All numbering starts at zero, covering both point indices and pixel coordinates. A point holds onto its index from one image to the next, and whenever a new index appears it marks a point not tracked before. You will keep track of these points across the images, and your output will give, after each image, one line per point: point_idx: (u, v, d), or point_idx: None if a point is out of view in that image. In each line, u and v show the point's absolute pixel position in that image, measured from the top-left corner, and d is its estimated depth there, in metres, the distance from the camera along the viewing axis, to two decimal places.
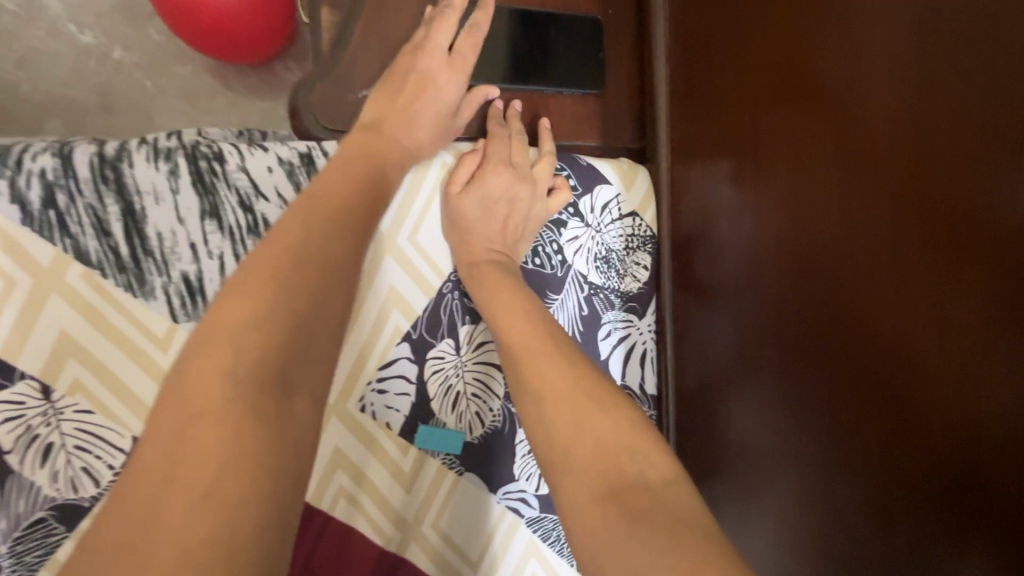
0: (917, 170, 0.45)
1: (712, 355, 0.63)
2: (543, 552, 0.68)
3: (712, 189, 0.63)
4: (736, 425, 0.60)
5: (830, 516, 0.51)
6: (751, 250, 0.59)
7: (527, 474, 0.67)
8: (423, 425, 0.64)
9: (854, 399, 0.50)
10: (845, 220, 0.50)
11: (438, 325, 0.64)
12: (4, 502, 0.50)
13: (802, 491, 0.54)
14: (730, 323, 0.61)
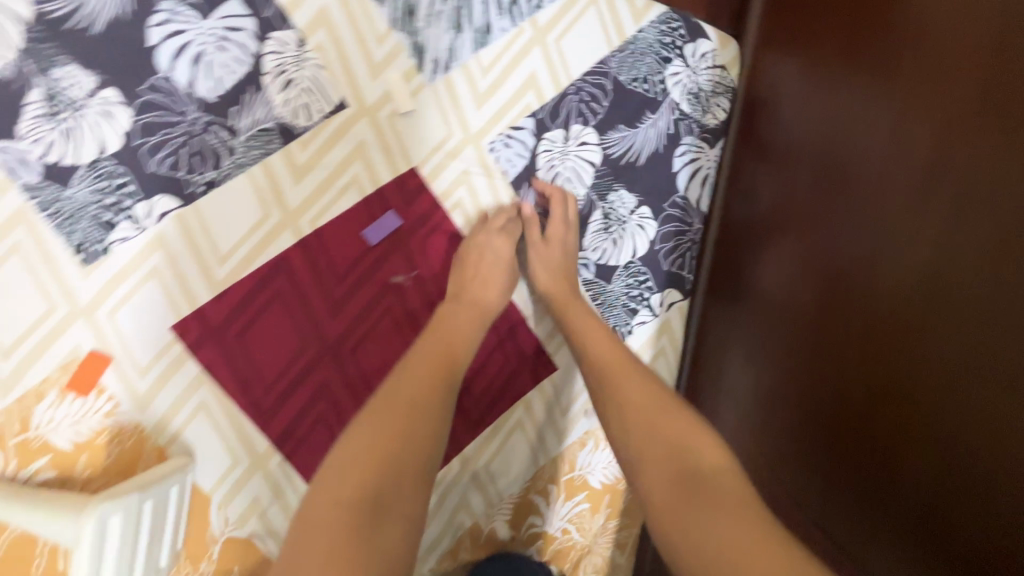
0: (928, 154, 0.54)
1: (758, 192, 0.78)
2: (588, 308, 0.84)
3: (785, 75, 0.75)
4: (761, 267, 0.75)
5: (773, 359, 0.70)
6: (792, 147, 0.71)
7: (593, 249, 0.83)
8: (526, 183, 0.81)
9: (827, 298, 0.63)
10: (858, 161, 0.61)
11: (557, 113, 0.80)
12: (250, 106, 0.71)
13: (765, 324, 0.72)
14: (771, 180, 0.75)
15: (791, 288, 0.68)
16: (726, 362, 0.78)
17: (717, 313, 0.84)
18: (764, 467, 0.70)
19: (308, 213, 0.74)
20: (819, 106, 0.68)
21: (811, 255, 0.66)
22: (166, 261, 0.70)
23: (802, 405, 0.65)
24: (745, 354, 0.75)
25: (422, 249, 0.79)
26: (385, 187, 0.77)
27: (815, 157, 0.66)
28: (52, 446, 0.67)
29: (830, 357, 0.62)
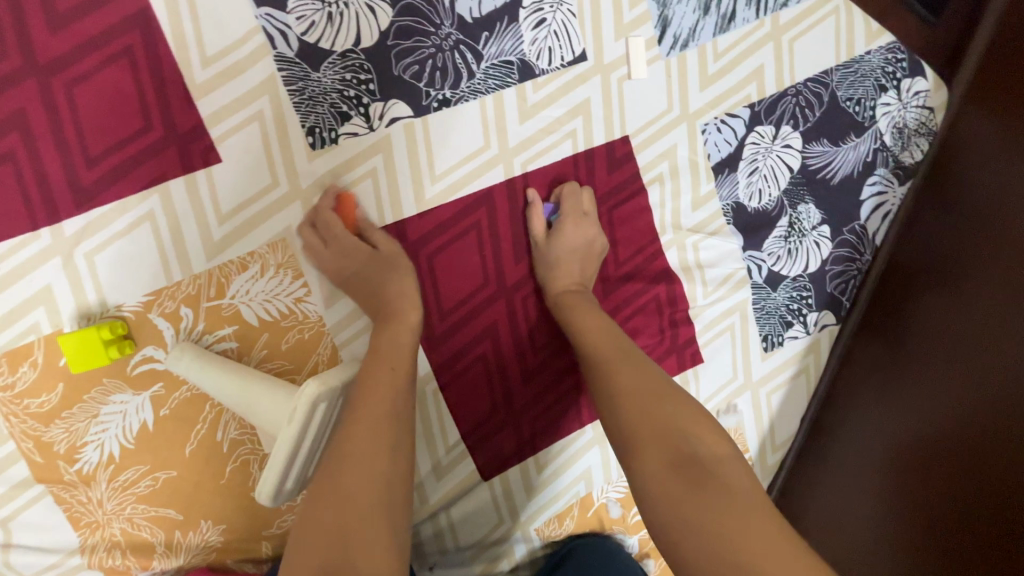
0: None
1: (936, 235, 0.81)
2: (747, 312, 0.84)
3: (977, 130, 0.80)
4: (919, 309, 0.80)
5: (911, 414, 0.76)
6: (967, 210, 0.77)
7: (772, 253, 0.84)
8: (725, 172, 0.82)
9: (993, 381, 0.68)
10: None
11: (773, 110, 0.82)
12: (500, 37, 0.71)
13: (912, 375, 0.78)
14: (944, 226, 0.80)
15: (952, 352, 0.74)
16: (857, 402, 0.85)
17: (874, 351, 0.85)
18: (874, 500, 0.78)
19: (523, 153, 0.75)
20: (1001, 171, 0.73)
21: (973, 334, 0.72)
22: (385, 165, 0.70)
23: (929, 468, 0.72)
24: (878, 396, 0.82)
25: (610, 215, 0.80)
26: (595, 150, 0.78)
27: (995, 228, 0.73)
28: (241, 317, 0.67)
29: (978, 435, 0.68)
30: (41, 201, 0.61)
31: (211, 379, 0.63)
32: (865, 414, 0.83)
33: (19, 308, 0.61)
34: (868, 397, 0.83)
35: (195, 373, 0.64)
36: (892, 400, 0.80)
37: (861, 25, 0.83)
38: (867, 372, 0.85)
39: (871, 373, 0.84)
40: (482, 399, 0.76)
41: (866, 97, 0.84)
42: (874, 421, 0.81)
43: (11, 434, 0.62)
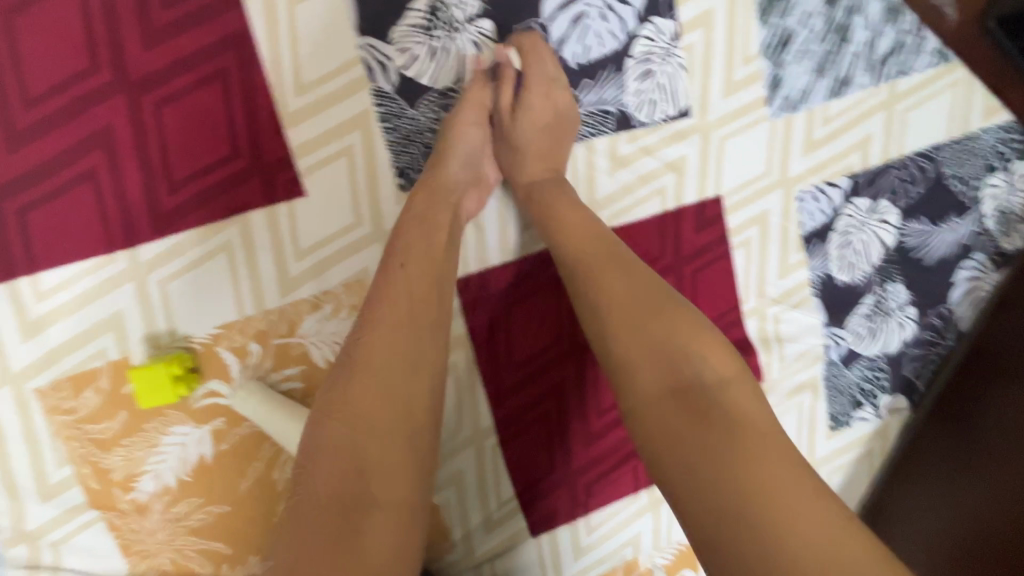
0: None
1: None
2: (818, 388, 0.82)
3: None
4: (1003, 402, 0.74)
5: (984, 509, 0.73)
6: None
7: (853, 331, 0.81)
8: (817, 243, 0.78)
9: None
10: None
11: (875, 182, 0.77)
12: (604, 85, 0.67)
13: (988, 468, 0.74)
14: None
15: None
16: (920, 481, 0.81)
17: (943, 439, 0.80)
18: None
19: (610, 208, 0.71)
20: None
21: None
22: (473, 212, 0.68)
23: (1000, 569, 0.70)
24: (944, 481, 0.78)
25: (693, 278, 0.75)
26: (685, 209, 0.73)
27: None
28: (309, 357, 0.64)
29: None
30: (120, 223, 0.58)
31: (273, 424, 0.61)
32: (928, 497, 0.80)
33: (88, 332, 0.58)
34: (935, 479, 0.80)
35: (260, 414, 0.61)
36: (961, 488, 0.76)
37: (978, 101, 0.78)
38: (935, 453, 0.81)
39: (941, 456, 0.80)
40: (541, 456, 0.74)
41: (972, 177, 0.79)
42: (939, 506, 0.78)
43: (70, 457, 0.60)
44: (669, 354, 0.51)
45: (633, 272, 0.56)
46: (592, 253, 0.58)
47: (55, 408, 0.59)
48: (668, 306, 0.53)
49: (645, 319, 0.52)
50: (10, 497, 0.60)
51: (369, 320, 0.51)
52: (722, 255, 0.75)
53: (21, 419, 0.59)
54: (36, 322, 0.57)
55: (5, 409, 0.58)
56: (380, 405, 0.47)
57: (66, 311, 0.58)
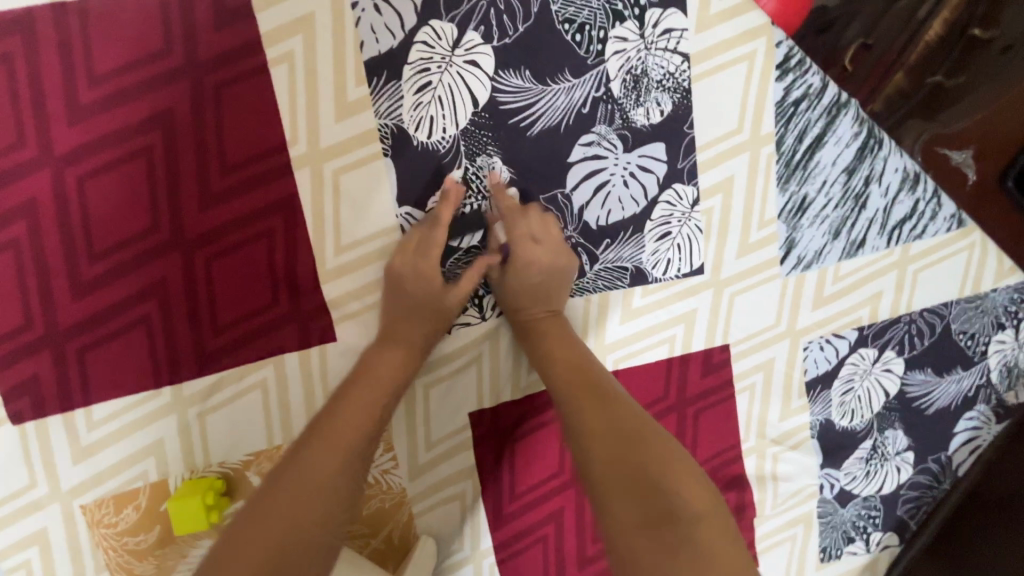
0: None
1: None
2: (811, 523, 0.85)
3: None
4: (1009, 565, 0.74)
5: None
6: None
7: (848, 472, 0.83)
8: (821, 388, 0.80)
9: None
10: None
11: (881, 335, 0.79)
12: (622, 244, 0.70)
13: None
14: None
15: None
16: None
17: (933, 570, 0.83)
18: None
19: (621, 351, 0.74)
20: None
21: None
22: (488, 352, 0.71)
23: None
24: None
25: (696, 419, 0.78)
26: (693, 354, 0.76)
27: None
28: None
29: None
30: (167, 363, 0.63)
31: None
32: None
33: (131, 457, 0.64)
34: None
35: None
36: None
37: (993, 263, 0.79)
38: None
39: None
40: None
41: (980, 333, 0.81)
42: None
43: (107, 565, 0.66)
44: (647, 479, 0.52)
45: (615, 403, 0.59)
46: (579, 386, 0.61)
47: (97, 522, 0.64)
48: (651, 439, 0.55)
49: (620, 452, 0.54)
50: None
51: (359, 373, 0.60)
52: (727, 398, 0.78)
53: (66, 531, 0.64)
54: (87, 446, 0.63)
55: (52, 523, 0.63)
56: (329, 467, 0.52)
57: (115, 438, 0.63)
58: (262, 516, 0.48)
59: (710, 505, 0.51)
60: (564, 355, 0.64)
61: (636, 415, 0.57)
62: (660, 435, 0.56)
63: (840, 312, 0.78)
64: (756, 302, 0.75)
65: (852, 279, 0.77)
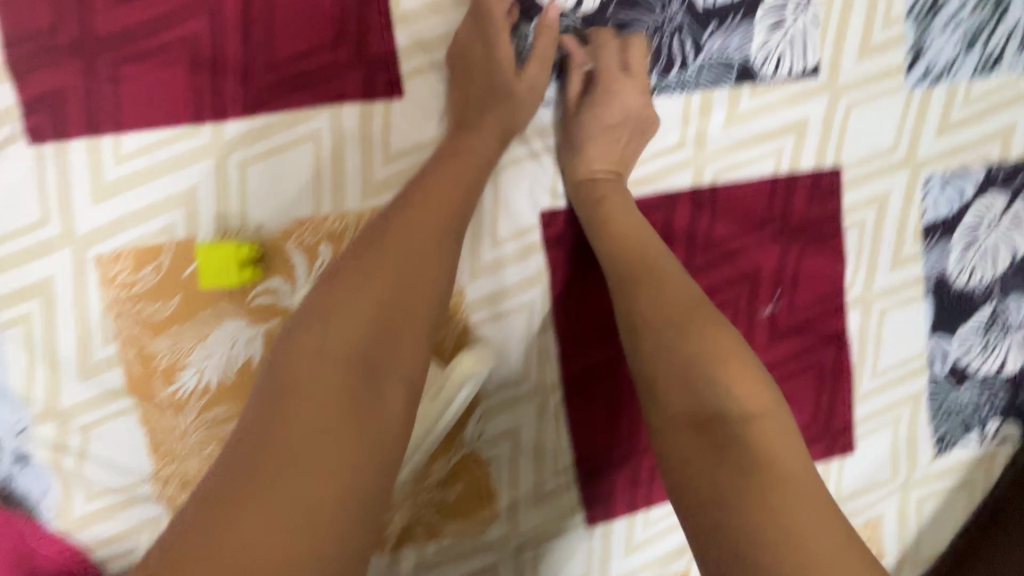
0: None
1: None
2: (920, 405, 0.72)
3: None
4: None
5: None
6: None
7: (961, 345, 0.72)
8: (939, 238, 0.69)
9: None
10: None
11: (1011, 178, 0.69)
12: (730, 31, 0.62)
13: None
14: None
15: None
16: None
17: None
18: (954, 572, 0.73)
19: (718, 163, 0.64)
20: None
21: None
22: (568, 143, 0.62)
23: None
24: None
25: (797, 256, 0.67)
26: (798, 178, 0.66)
27: None
28: None
29: None
30: (210, 95, 0.54)
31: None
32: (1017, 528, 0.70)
33: (155, 206, 0.55)
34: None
35: None
36: None
37: None
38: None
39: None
40: (602, 425, 0.66)
41: None
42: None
43: (116, 336, 0.57)
44: (703, 362, 0.46)
45: (671, 293, 0.51)
46: (627, 260, 0.55)
47: (111, 279, 0.56)
48: (684, 345, 0.47)
49: (665, 349, 0.48)
50: (48, 368, 0.56)
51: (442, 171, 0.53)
52: (834, 236, 0.67)
53: (75, 286, 0.55)
54: (111, 184, 0.54)
55: (60, 273, 0.55)
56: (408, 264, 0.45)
57: (142, 178, 0.54)
58: (335, 308, 0.42)
59: (769, 406, 0.44)
60: (626, 231, 0.57)
61: (680, 319, 0.49)
62: (713, 330, 0.48)
63: (967, 144, 0.68)
64: (876, 121, 0.66)
65: (984, 103, 0.67)
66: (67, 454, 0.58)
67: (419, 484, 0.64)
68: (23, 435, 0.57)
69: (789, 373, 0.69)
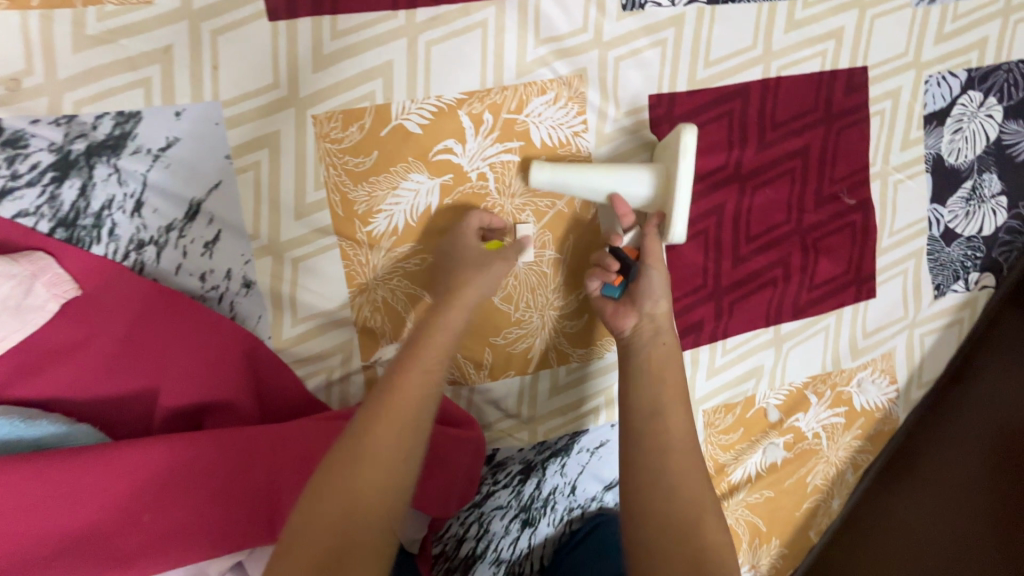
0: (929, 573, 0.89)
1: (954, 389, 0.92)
2: (922, 260, 0.93)
3: None
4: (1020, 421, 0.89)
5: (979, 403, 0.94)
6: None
7: (951, 210, 0.93)
8: (935, 125, 0.91)
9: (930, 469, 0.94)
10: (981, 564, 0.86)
11: (986, 80, 0.91)
12: None
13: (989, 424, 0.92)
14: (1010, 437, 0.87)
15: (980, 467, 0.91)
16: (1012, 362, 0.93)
17: None
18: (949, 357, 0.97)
19: (781, 60, 0.83)
20: None
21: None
22: (674, 39, 0.78)
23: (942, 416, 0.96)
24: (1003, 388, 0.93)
25: (837, 135, 0.87)
26: (839, 72, 0.86)
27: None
28: (529, 136, 0.75)
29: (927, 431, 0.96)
30: None
31: (575, 179, 0.73)
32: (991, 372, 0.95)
33: (361, 76, 0.69)
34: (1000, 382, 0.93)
35: (561, 175, 0.73)
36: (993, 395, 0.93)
37: None
38: None
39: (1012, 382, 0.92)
40: (694, 268, 0.84)
41: None
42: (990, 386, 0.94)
43: (325, 183, 0.70)
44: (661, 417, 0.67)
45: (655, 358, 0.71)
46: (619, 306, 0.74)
47: (325, 135, 0.69)
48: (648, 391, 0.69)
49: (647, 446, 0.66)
50: (271, 208, 0.69)
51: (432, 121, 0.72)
52: (859, 122, 0.88)
53: (296, 138, 0.68)
54: (328, 55, 0.68)
55: (285, 127, 0.68)
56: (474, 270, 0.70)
57: (352, 51, 0.68)
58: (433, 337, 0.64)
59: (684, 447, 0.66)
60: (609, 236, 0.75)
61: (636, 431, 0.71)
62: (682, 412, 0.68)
63: (955, 52, 0.89)
64: (890, 31, 0.86)
65: (967, 20, 0.89)
66: (283, 283, 0.71)
67: (555, 313, 0.80)
68: (248, 266, 0.69)
69: (829, 233, 0.88)
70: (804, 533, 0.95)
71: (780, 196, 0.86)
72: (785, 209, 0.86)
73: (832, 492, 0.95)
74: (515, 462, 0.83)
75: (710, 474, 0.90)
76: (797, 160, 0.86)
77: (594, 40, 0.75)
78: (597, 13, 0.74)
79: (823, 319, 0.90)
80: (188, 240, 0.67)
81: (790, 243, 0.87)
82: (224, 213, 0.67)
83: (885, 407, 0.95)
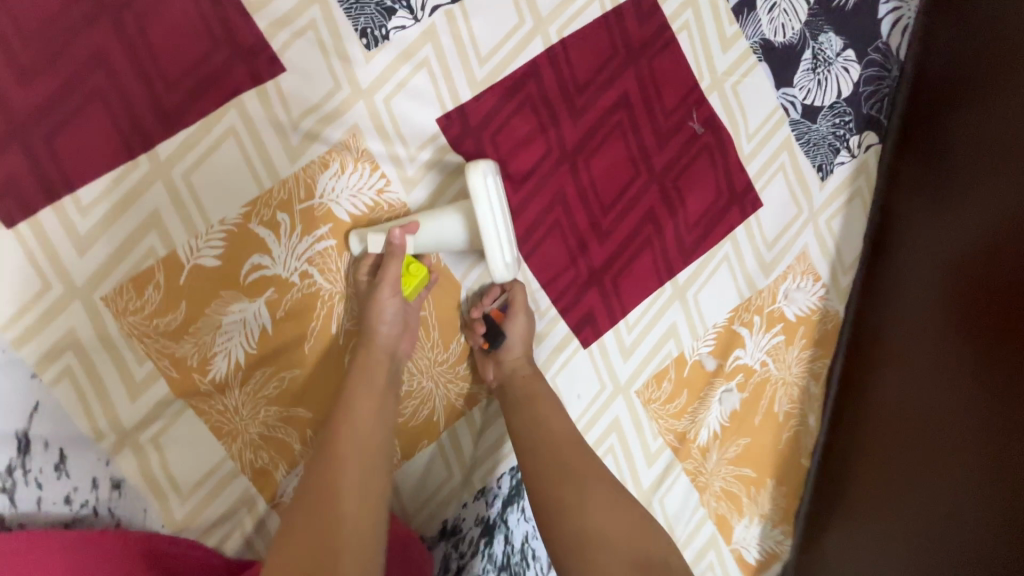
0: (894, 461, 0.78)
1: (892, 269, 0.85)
2: (794, 148, 0.88)
3: None
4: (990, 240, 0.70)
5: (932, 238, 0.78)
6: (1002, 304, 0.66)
7: (802, 87, 0.88)
8: (747, 12, 0.85)
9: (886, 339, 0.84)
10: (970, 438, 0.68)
11: None
12: None
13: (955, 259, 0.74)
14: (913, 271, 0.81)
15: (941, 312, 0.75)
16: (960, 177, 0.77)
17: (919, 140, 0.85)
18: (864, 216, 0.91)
19: (557, 21, 0.77)
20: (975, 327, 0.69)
21: (1005, 164, 0.71)
22: (435, 53, 0.73)
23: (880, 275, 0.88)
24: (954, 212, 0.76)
25: (651, 66, 0.81)
26: (623, 5, 0.80)
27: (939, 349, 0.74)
28: (334, 215, 0.71)
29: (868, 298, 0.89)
30: (133, 127, 0.64)
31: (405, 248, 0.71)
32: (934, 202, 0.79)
33: (133, 235, 0.65)
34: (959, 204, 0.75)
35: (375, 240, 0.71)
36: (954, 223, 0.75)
37: None
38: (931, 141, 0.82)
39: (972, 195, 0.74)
40: (561, 263, 0.80)
41: None
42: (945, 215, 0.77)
43: (147, 353, 0.66)
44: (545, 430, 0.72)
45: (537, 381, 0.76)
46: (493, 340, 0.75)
47: (123, 310, 0.65)
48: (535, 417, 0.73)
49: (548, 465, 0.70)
50: (104, 403, 0.65)
51: (228, 245, 0.68)
52: (668, 44, 0.82)
53: (94, 327, 0.64)
54: (87, 234, 0.64)
55: (78, 321, 0.64)
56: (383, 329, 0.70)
57: (109, 219, 0.64)
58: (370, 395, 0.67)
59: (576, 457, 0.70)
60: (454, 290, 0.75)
61: (558, 452, 0.71)
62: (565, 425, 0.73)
63: None
64: None
65: None
66: (152, 466, 0.67)
67: (442, 368, 0.78)
68: (111, 465, 0.66)
69: (685, 167, 0.84)
70: (796, 462, 0.91)
71: (618, 154, 0.81)
72: (629, 164, 0.81)
73: (805, 411, 0.91)
74: (472, 527, 0.79)
75: (676, 447, 0.86)
76: (620, 111, 0.81)
77: (353, 92, 0.70)
78: (343, 66, 0.70)
79: (718, 250, 0.86)
80: (36, 470, 0.63)
81: (648, 195, 0.82)
82: (58, 429, 0.64)
83: (820, 306, 0.90)
